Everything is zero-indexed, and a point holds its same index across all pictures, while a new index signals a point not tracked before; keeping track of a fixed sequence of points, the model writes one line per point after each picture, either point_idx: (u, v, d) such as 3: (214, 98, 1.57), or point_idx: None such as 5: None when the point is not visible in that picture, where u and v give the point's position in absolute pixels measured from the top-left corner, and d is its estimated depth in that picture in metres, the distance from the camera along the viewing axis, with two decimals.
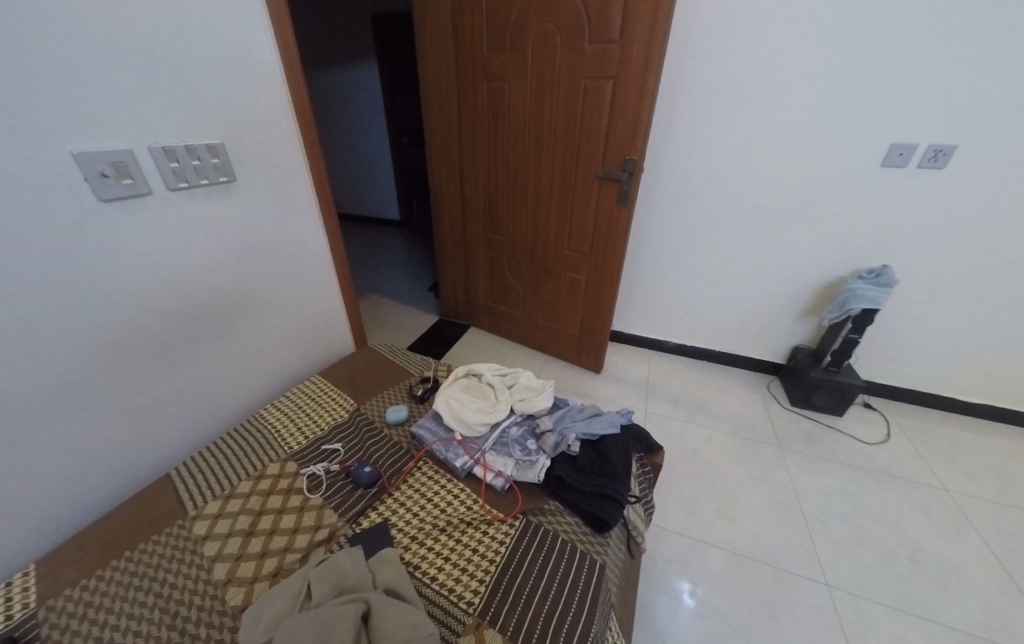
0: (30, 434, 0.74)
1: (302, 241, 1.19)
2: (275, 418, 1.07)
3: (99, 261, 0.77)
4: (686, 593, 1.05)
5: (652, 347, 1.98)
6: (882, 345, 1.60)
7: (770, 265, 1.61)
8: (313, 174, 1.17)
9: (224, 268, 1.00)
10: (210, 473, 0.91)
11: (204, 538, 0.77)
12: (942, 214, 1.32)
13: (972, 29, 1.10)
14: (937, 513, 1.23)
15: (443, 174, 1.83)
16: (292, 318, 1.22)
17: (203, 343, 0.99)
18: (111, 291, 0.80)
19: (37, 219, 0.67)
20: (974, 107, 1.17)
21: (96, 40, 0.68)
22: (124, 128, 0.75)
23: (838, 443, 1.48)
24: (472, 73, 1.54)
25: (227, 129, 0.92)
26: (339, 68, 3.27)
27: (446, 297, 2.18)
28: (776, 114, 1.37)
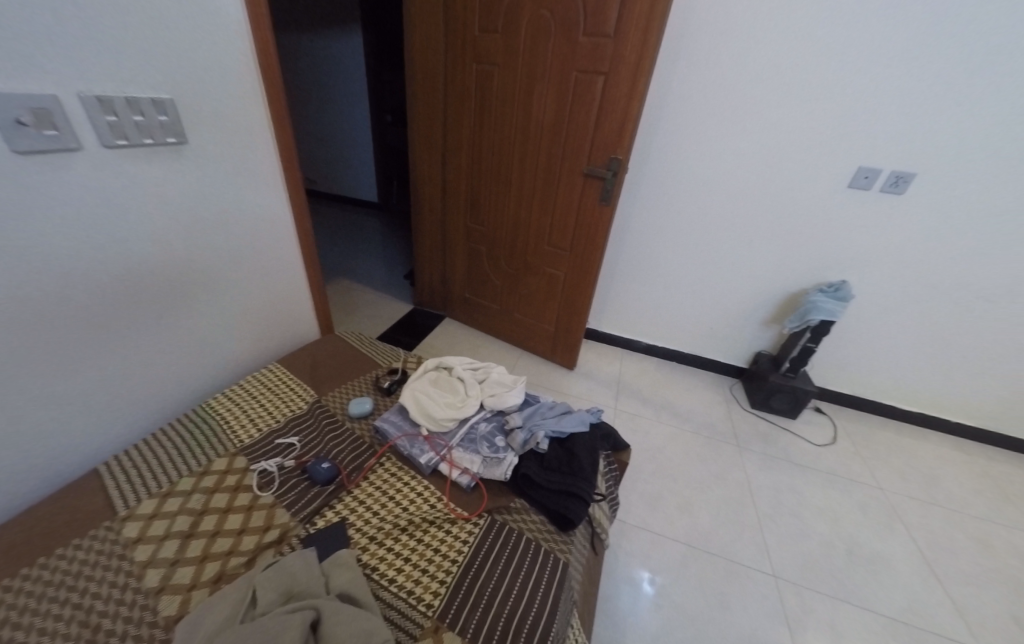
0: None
1: (262, 216, 1.09)
2: (224, 408, 0.98)
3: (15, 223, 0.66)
4: (645, 582, 1.08)
5: (624, 346, 2.01)
6: (834, 354, 1.70)
7: (741, 272, 1.66)
8: (280, 144, 1.07)
9: (170, 240, 0.89)
10: (146, 468, 0.82)
11: (134, 541, 0.69)
12: (898, 234, 1.41)
13: (942, 60, 1.15)
14: (872, 510, 1.33)
15: (424, 157, 1.75)
16: (249, 300, 1.12)
17: (142, 323, 0.89)
18: (28, 259, 0.69)
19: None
20: (935, 136, 1.24)
21: None
22: (48, 68, 0.64)
23: (790, 444, 1.57)
24: (460, 53, 1.46)
25: (178, 82, 0.82)
26: (314, 32, 3.05)
27: (419, 285, 2.11)
28: (758, 124, 1.39)
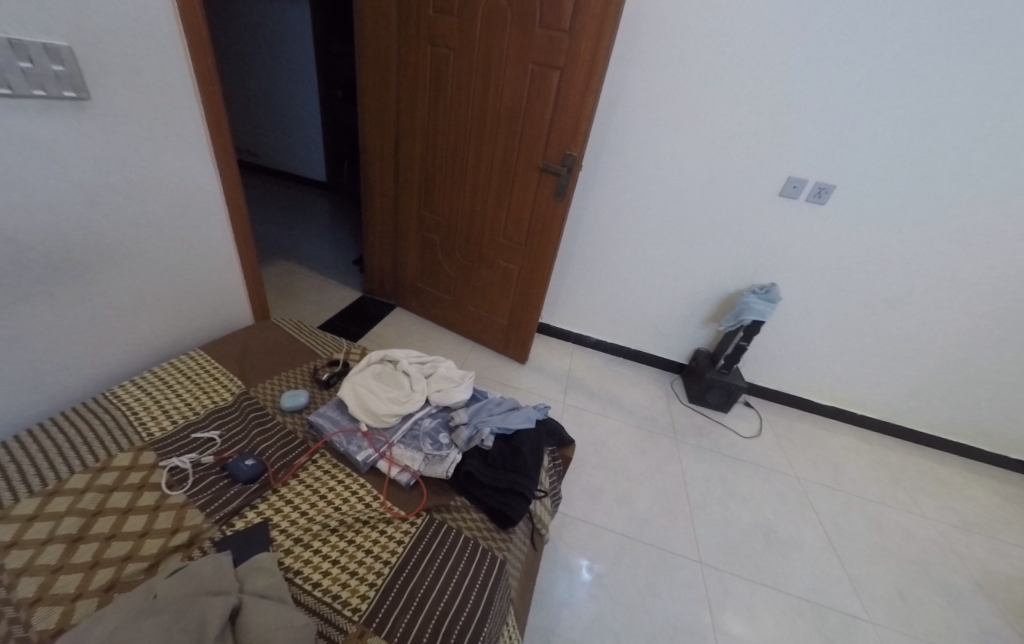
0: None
1: (184, 187, 0.99)
2: (133, 399, 0.89)
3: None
4: (581, 570, 1.11)
5: (575, 341, 2.05)
6: (764, 353, 1.83)
7: (684, 273, 1.75)
8: (207, 111, 0.98)
9: (69, 208, 0.79)
10: (26, 465, 0.72)
11: (7, 546, 0.61)
12: (818, 244, 1.54)
13: (856, 86, 1.27)
14: (788, 496, 1.46)
15: (376, 138, 1.68)
16: (169, 280, 1.02)
17: (30, 301, 0.78)
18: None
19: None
20: (849, 156, 1.37)
21: None
22: None
23: (721, 436, 1.68)
24: (414, 33, 1.41)
25: (79, 30, 0.72)
26: None
27: (370, 272, 2.03)
28: (702, 132, 1.45)
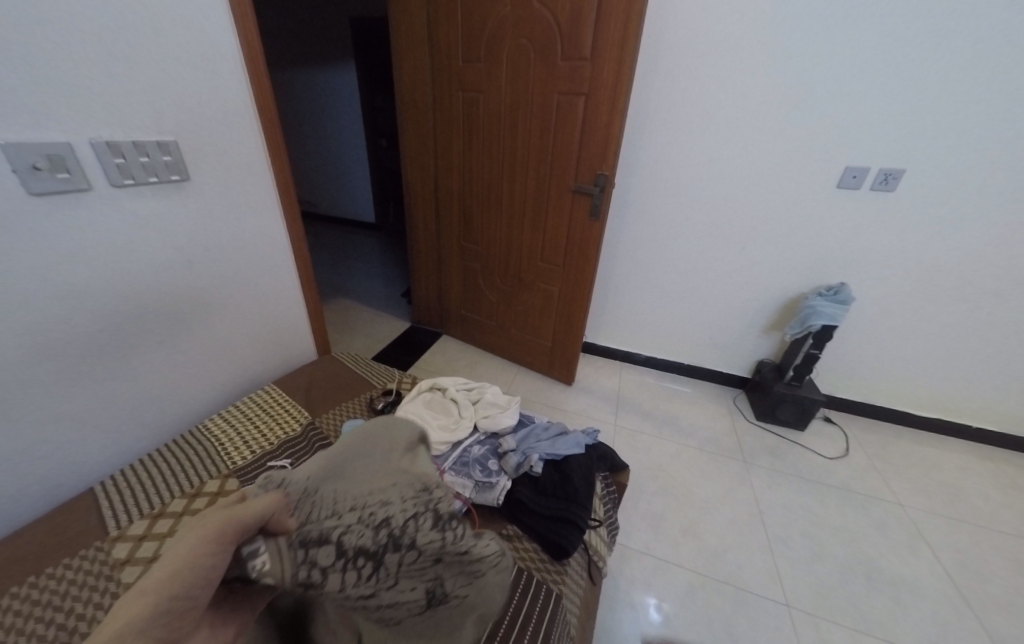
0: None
1: (261, 243, 1.14)
2: (221, 431, 1.01)
3: (10, 260, 0.70)
4: (648, 609, 1.03)
5: (623, 359, 1.99)
6: (841, 361, 1.64)
7: (736, 280, 1.64)
8: (278, 178, 1.13)
9: (173, 271, 0.95)
10: (140, 491, 0.84)
11: (123, 562, 0.71)
12: (892, 235, 1.38)
13: (912, 62, 1.17)
14: (892, 527, 1.25)
15: (418, 181, 1.82)
16: (248, 324, 1.17)
17: (143, 349, 0.93)
18: (19, 295, 0.72)
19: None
20: (916, 136, 1.24)
21: (30, 29, 0.65)
22: (62, 120, 0.71)
23: (800, 458, 1.49)
24: (447, 83, 1.54)
25: (180, 128, 0.88)
26: (316, 70, 3.26)
27: (417, 304, 2.15)
28: (738, 133, 1.40)
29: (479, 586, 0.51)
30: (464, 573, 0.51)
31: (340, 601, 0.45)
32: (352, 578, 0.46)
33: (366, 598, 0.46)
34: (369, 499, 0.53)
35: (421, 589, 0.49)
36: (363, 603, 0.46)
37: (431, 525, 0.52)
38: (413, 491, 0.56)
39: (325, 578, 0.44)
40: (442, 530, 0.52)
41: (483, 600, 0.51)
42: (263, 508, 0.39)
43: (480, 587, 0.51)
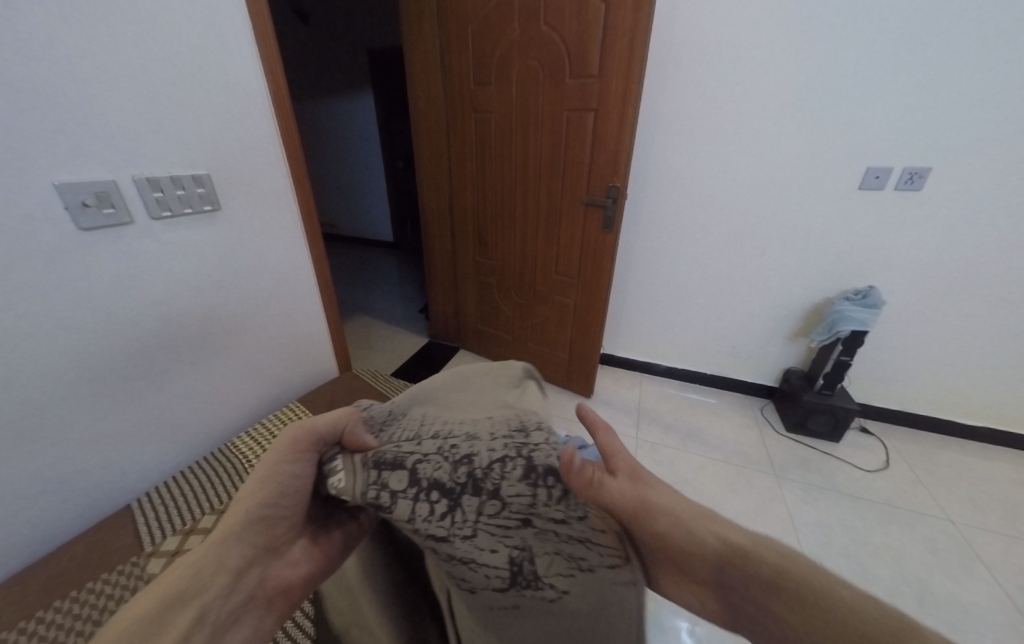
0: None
1: (286, 265, 1.19)
2: (248, 447, 1.04)
3: (57, 291, 0.75)
4: (678, 633, 0.98)
5: (642, 369, 1.95)
6: (875, 367, 1.56)
7: (756, 286, 1.60)
8: (301, 203, 1.19)
9: (204, 294, 1.00)
10: (173, 507, 0.87)
11: (157, 578, 0.73)
12: (921, 235, 1.33)
13: (929, 58, 1.14)
14: (942, 546, 1.16)
15: (434, 199, 1.87)
16: (274, 343, 1.21)
17: (178, 369, 0.98)
18: (68, 321, 0.78)
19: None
20: (940, 132, 1.20)
21: (82, 81, 0.72)
22: (108, 161, 0.78)
23: (835, 471, 1.42)
24: (460, 106, 1.59)
25: (212, 161, 0.95)
26: (336, 100, 3.43)
27: (435, 319, 2.18)
28: (752, 138, 1.39)
29: (582, 571, 0.39)
30: (562, 548, 0.40)
31: (415, 532, 0.41)
32: (425, 511, 0.40)
33: (437, 540, 0.41)
34: (452, 432, 0.46)
35: (510, 546, 0.41)
36: (435, 543, 0.41)
37: (524, 477, 0.42)
38: (508, 427, 0.46)
39: (394, 504, 0.41)
40: (537, 481, 0.41)
41: (586, 589, 0.39)
42: (330, 423, 0.45)
43: (587, 576, 0.39)
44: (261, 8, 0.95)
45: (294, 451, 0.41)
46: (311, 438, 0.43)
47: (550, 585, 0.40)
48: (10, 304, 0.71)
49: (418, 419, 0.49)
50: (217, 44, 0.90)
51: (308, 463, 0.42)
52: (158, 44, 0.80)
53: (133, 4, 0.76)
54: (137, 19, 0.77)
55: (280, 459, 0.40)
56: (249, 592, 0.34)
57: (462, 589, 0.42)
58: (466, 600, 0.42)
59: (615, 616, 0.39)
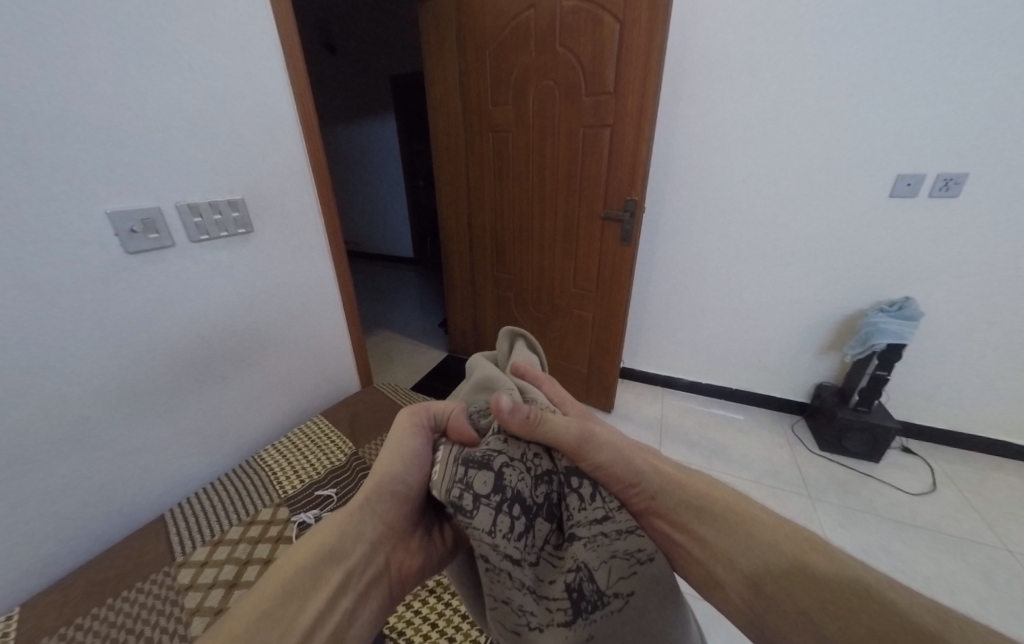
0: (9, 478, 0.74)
1: (312, 282, 1.24)
2: (274, 460, 1.06)
3: (106, 311, 0.81)
4: None
5: (664, 384, 1.91)
6: (915, 382, 1.47)
7: (782, 298, 1.55)
8: (327, 223, 1.24)
9: (237, 312, 1.05)
10: (203, 519, 0.90)
11: (187, 588, 0.75)
12: (959, 243, 1.27)
13: (959, 63, 1.11)
14: (1002, 578, 1.07)
15: (453, 215, 1.91)
16: (300, 358, 1.25)
17: (210, 384, 1.02)
18: (114, 339, 0.83)
19: (43, 270, 0.72)
20: (975, 137, 1.15)
21: (136, 119, 0.79)
22: (154, 190, 0.84)
23: (876, 493, 1.33)
24: (478, 125, 1.63)
25: (246, 187, 1.00)
26: (360, 123, 3.59)
27: (454, 334, 2.21)
28: (772, 149, 1.37)
29: (634, 563, 0.47)
30: (613, 546, 0.47)
31: (493, 553, 0.44)
32: (504, 525, 0.45)
33: (513, 564, 0.44)
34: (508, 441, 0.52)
35: (575, 560, 0.46)
36: (512, 567, 0.44)
37: (574, 489, 0.50)
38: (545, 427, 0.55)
39: (475, 509, 0.45)
40: (577, 489, 0.50)
41: (638, 577, 0.47)
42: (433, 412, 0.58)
43: (641, 570, 0.47)
44: (294, 46, 1.02)
45: (408, 439, 0.55)
46: (415, 424, 0.56)
47: (614, 594, 0.46)
48: (63, 323, 0.76)
49: (488, 408, 0.57)
50: (253, 79, 0.96)
51: (418, 447, 0.54)
52: (202, 81, 0.87)
53: (181, 46, 0.82)
54: (184, 59, 0.83)
55: (397, 445, 0.54)
56: (374, 558, 0.48)
57: (535, 625, 0.43)
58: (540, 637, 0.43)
59: (660, 600, 0.47)
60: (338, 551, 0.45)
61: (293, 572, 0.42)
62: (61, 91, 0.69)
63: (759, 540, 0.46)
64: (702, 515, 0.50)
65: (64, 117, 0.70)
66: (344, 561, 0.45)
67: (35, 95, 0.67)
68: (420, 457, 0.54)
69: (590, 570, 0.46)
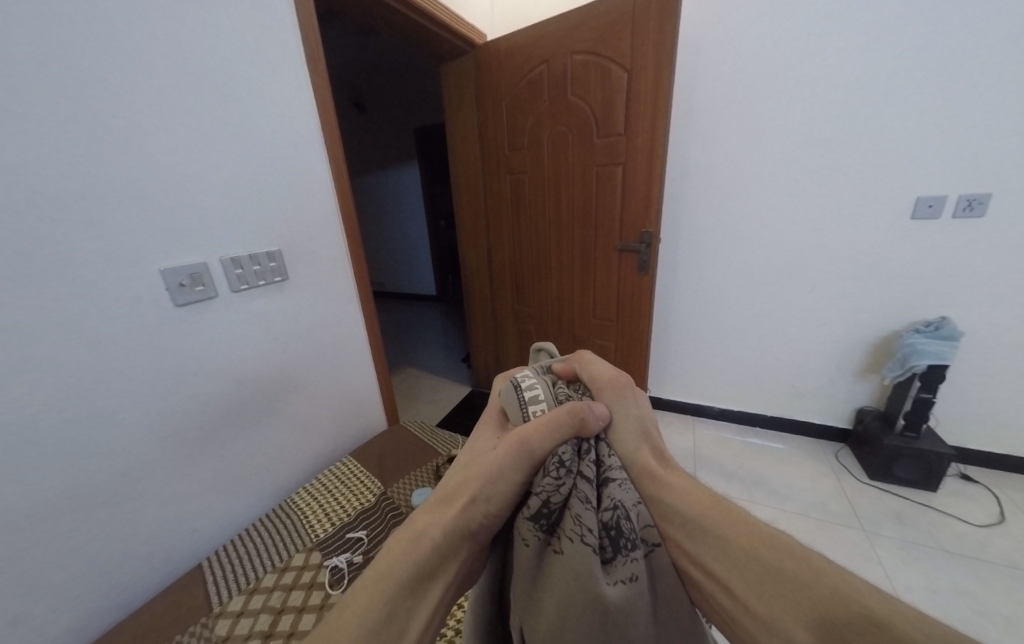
0: (62, 528, 0.76)
1: (342, 325, 1.29)
2: (305, 503, 1.06)
3: (155, 361, 0.85)
4: None
5: (694, 413, 1.86)
6: (965, 405, 1.40)
7: (810, 321, 1.52)
8: (356, 268, 1.30)
9: (271, 355, 1.08)
10: (238, 566, 0.90)
11: (223, 640, 0.74)
12: (993, 260, 1.24)
13: (962, 89, 1.15)
14: None
15: (472, 253, 1.97)
16: (330, 399, 1.28)
17: (247, 428, 1.05)
18: (162, 387, 0.87)
19: (105, 326, 0.78)
20: (991, 156, 1.16)
21: (189, 184, 0.86)
22: (203, 247, 0.91)
23: (938, 526, 1.23)
24: (495, 168, 1.72)
25: (284, 239, 1.08)
26: (381, 172, 3.83)
27: (476, 368, 2.22)
28: (784, 177, 1.41)
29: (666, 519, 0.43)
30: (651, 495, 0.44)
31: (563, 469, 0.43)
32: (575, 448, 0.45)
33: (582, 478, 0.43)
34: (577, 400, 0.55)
35: (620, 496, 0.42)
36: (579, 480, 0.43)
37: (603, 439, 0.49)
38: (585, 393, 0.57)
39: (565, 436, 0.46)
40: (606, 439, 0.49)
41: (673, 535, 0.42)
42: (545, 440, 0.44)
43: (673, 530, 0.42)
44: (329, 113, 1.13)
45: (511, 465, 0.42)
46: (526, 447, 0.43)
47: (644, 540, 0.41)
48: (118, 375, 0.80)
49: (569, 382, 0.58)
50: (292, 142, 1.06)
51: (517, 479, 0.42)
52: (248, 149, 0.96)
53: (232, 120, 0.92)
54: (235, 131, 0.93)
55: (500, 473, 0.42)
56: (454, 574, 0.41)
57: (588, 545, 0.39)
58: (591, 558, 0.38)
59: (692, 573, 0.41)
60: (420, 590, 0.39)
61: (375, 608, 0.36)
62: (128, 164, 0.78)
63: (738, 545, 0.37)
64: (679, 519, 0.41)
65: (131, 187, 0.78)
66: (425, 602, 0.38)
67: (109, 171, 0.75)
68: (517, 487, 0.42)
69: (634, 508, 0.42)
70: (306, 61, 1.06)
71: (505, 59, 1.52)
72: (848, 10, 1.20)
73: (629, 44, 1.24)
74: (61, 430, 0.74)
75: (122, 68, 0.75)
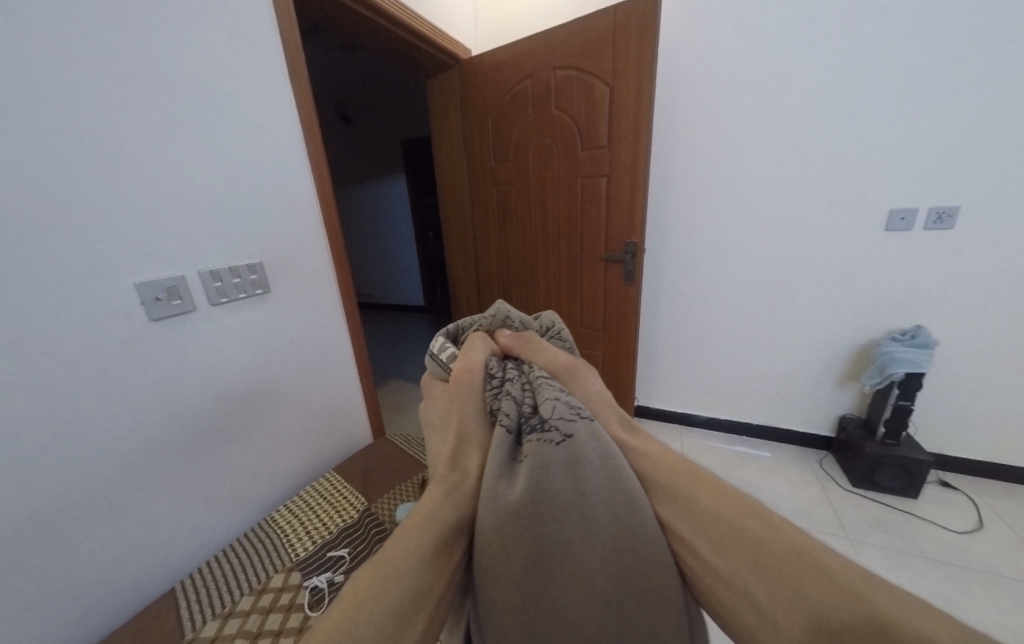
0: (21, 555, 0.72)
1: (326, 337, 1.27)
2: (286, 521, 1.03)
3: (127, 378, 0.82)
4: None
5: (682, 422, 1.86)
6: (942, 412, 1.43)
7: (792, 331, 1.54)
8: (340, 280, 1.29)
9: (250, 368, 1.06)
10: (213, 590, 0.87)
11: None
12: (963, 271, 1.28)
13: (929, 106, 1.19)
14: None
15: (460, 263, 1.96)
16: (313, 413, 1.25)
17: (224, 444, 1.02)
18: (135, 403, 0.84)
19: (75, 343, 0.75)
20: (958, 171, 1.21)
21: (165, 196, 0.85)
22: (179, 262, 0.89)
23: (919, 533, 1.25)
24: (482, 179, 1.72)
25: (265, 251, 1.06)
26: (369, 182, 3.81)
27: None
28: (762, 190, 1.44)
29: (577, 414, 0.52)
30: (562, 396, 0.55)
31: (499, 391, 0.59)
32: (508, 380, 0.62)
33: (515, 393, 0.58)
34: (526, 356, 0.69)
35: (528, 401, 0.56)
36: (511, 389, 0.59)
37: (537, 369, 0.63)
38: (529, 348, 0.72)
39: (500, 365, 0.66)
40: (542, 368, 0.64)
41: (578, 425, 0.50)
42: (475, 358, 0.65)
43: (580, 419, 0.51)
44: (312, 126, 1.12)
45: (473, 389, 0.60)
46: (473, 376, 0.62)
47: (551, 424, 0.50)
48: (87, 392, 0.77)
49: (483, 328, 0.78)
50: (274, 153, 1.05)
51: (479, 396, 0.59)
52: (230, 161, 0.95)
53: (210, 130, 0.91)
54: (215, 142, 0.92)
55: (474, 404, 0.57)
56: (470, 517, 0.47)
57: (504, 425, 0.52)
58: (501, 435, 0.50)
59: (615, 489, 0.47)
60: (465, 531, 0.46)
61: (423, 548, 0.42)
62: (100, 176, 0.76)
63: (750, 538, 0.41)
64: (685, 506, 0.45)
65: (104, 201, 0.77)
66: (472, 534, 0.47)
67: (80, 184, 0.74)
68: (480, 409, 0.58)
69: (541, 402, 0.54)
70: (289, 76, 1.06)
71: (490, 73, 1.53)
72: (820, 33, 1.24)
73: (612, 59, 1.26)
74: (25, 452, 0.71)
75: (97, 80, 0.74)
